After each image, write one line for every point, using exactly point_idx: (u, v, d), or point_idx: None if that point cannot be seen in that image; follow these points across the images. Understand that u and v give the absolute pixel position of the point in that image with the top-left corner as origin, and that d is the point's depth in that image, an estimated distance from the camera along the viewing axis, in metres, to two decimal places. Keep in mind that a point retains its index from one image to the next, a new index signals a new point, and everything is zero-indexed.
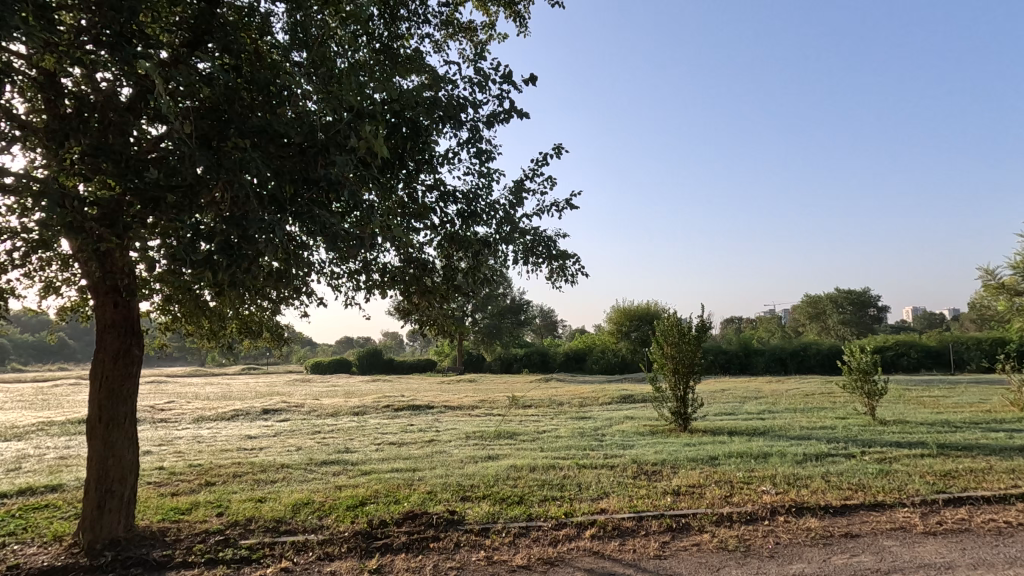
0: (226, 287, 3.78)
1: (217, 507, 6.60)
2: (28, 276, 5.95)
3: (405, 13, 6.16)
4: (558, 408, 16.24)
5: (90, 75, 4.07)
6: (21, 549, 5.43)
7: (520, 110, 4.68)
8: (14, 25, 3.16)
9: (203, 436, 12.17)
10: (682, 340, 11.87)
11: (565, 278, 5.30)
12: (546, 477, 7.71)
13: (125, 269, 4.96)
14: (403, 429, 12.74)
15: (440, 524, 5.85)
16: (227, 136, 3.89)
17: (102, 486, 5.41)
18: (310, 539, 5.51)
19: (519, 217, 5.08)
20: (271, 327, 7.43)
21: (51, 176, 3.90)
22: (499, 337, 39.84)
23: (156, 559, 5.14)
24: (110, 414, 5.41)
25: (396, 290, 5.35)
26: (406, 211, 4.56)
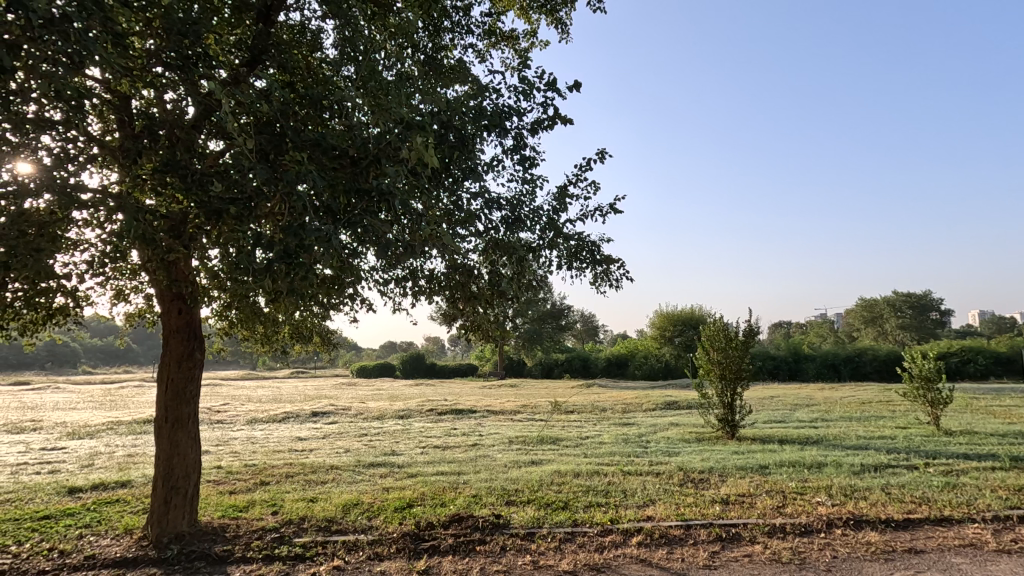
0: (284, 294, 3.95)
1: (272, 506, 6.86)
2: (101, 284, 6.37)
3: (449, 24, 6.32)
4: (601, 414, 16.09)
5: (159, 96, 4.36)
6: (96, 541, 5.80)
7: (564, 117, 4.70)
8: (95, 53, 3.42)
9: (257, 437, 12.65)
10: (729, 346, 11.57)
11: (610, 283, 5.28)
12: (590, 483, 7.66)
13: (189, 277, 5.24)
14: (447, 432, 12.90)
15: (486, 528, 5.90)
16: (284, 150, 4.07)
17: (169, 482, 5.72)
18: (360, 539, 5.66)
19: (563, 222, 5.09)
20: (321, 331, 7.68)
21: (124, 192, 4.18)
22: (541, 341, 39.80)
23: (217, 553, 5.40)
24: (176, 414, 5.72)
25: (442, 296, 5.43)
26: (453, 218, 4.63)
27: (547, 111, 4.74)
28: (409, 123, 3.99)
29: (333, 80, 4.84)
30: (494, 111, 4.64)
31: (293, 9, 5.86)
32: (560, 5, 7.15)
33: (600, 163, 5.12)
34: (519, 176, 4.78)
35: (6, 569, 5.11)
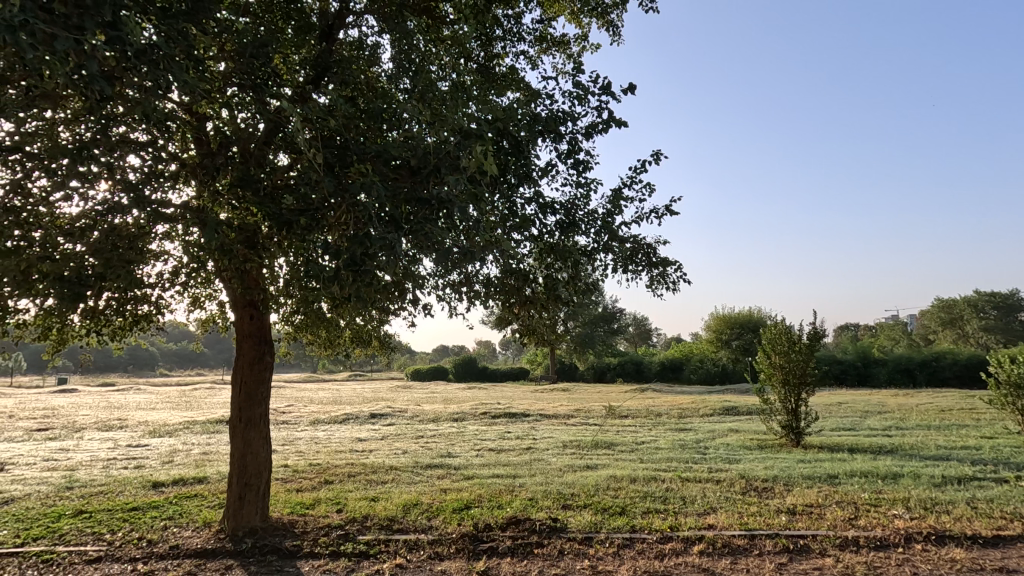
0: (349, 300, 4.14)
1: (336, 504, 7.14)
2: (180, 292, 6.83)
3: (500, 33, 6.42)
4: (657, 419, 15.79)
5: (234, 116, 4.66)
6: (179, 532, 6.21)
7: (619, 120, 4.68)
8: (179, 79, 3.68)
9: (319, 438, 13.15)
10: (792, 350, 11.07)
11: (665, 286, 5.23)
12: (648, 489, 7.53)
13: (260, 284, 5.55)
14: (501, 436, 12.98)
15: (544, 531, 5.92)
16: (348, 162, 4.26)
17: (242, 479, 6.05)
18: (421, 538, 5.81)
19: (617, 225, 5.07)
20: (380, 335, 7.91)
21: (203, 206, 4.48)
22: (592, 345, 39.44)
23: (287, 548, 5.67)
24: (249, 414, 6.06)
25: (496, 301, 5.49)
26: (508, 223, 4.69)
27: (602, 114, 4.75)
28: (468, 134, 4.09)
29: (391, 92, 5.02)
30: (548, 116, 4.70)
31: (352, 26, 6.12)
32: (611, 7, 7.11)
33: (655, 165, 5.08)
34: (574, 179, 4.81)
35: (102, 555, 5.56)
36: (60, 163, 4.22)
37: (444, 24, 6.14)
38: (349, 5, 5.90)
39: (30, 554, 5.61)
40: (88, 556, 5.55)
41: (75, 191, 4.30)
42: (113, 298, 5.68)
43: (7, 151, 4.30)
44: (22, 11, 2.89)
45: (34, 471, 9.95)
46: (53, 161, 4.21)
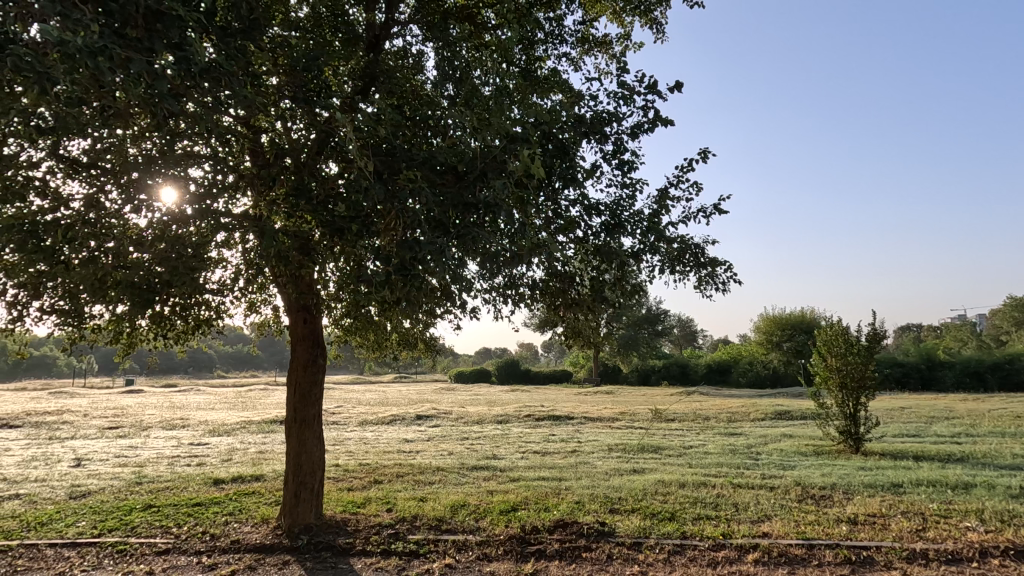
0: (399, 304, 4.23)
1: (386, 504, 7.29)
2: (237, 297, 7.15)
3: (542, 36, 6.44)
4: (705, 423, 15.42)
5: (287, 128, 4.85)
6: (239, 527, 6.48)
7: (665, 119, 4.62)
8: (238, 93, 3.85)
9: (367, 438, 13.46)
10: (849, 352, 10.59)
11: (715, 286, 5.12)
12: (698, 495, 7.35)
13: (313, 289, 5.75)
14: (546, 438, 12.96)
15: (592, 535, 5.88)
16: (397, 169, 4.37)
17: (298, 477, 6.26)
18: (469, 539, 5.87)
19: (664, 226, 5.00)
20: (425, 338, 8.04)
21: (259, 216, 4.67)
22: (636, 347, 38.85)
23: (341, 545, 5.84)
24: (303, 414, 6.28)
25: (541, 303, 5.49)
26: (554, 225, 4.69)
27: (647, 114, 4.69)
28: (515, 138, 4.11)
29: (436, 99, 5.10)
30: (593, 118, 4.68)
31: (396, 36, 6.27)
32: (654, 5, 7.01)
33: (703, 163, 4.96)
34: (619, 181, 4.76)
35: (170, 548, 5.87)
36: (130, 177, 4.50)
37: (486, 31, 6.21)
38: (395, 16, 6.04)
39: (106, 545, 5.97)
40: (157, 548, 5.87)
41: (144, 203, 4.58)
42: (178, 304, 6.00)
43: (84, 167, 4.63)
44: (100, 37, 3.09)
45: (107, 466, 10.61)
46: (124, 175, 4.50)
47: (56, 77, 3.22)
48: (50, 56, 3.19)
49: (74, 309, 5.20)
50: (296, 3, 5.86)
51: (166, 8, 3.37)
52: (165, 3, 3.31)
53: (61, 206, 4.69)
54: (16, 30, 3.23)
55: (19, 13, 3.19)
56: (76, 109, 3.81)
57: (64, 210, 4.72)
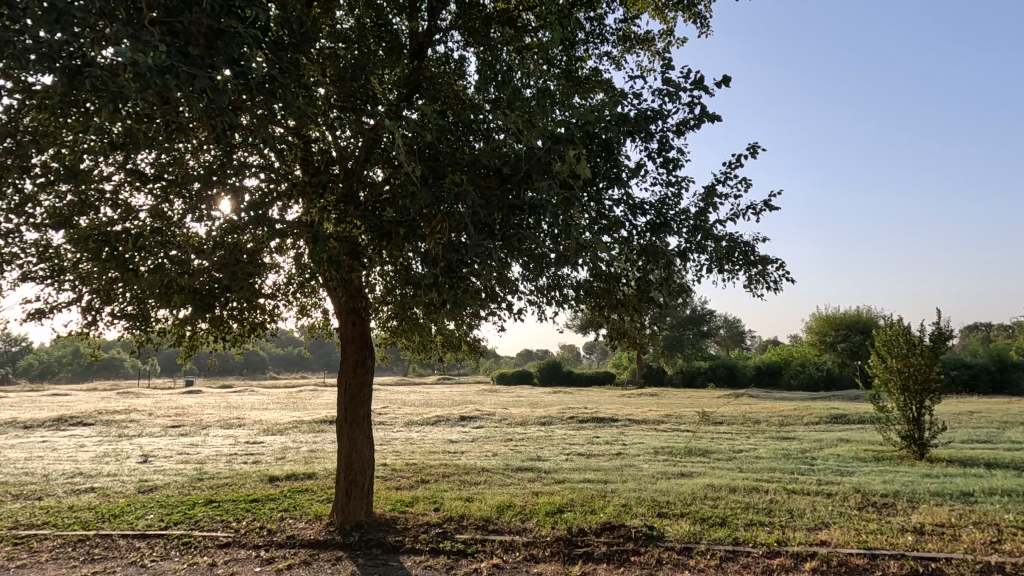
0: (446, 307, 4.29)
1: (433, 503, 7.40)
2: (289, 301, 7.42)
3: (583, 36, 6.42)
4: (756, 426, 14.95)
5: (335, 136, 5.01)
6: (294, 523, 6.72)
7: (712, 115, 4.52)
8: (290, 104, 4.01)
9: (414, 438, 13.69)
10: (913, 353, 10.03)
11: (766, 285, 4.98)
12: (750, 501, 7.13)
13: (361, 292, 5.90)
14: (590, 440, 12.86)
15: (640, 539, 5.80)
16: (442, 173, 4.43)
17: (349, 475, 6.44)
18: (516, 539, 5.89)
19: (712, 224, 4.89)
20: (469, 340, 8.13)
21: (311, 222, 4.85)
22: (681, 348, 37.99)
23: (391, 542, 5.97)
24: (353, 414, 6.45)
25: (585, 304, 5.46)
26: (598, 225, 4.66)
27: (694, 110, 4.60)
28: (560, 139, 4.10)
29: (478, 103, 5.16)
30: (638, 116, 4.62)
31: (439, 43, 6.38)
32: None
33: (752, 159, 4.83)
34: (664, 179, 4.69)
35: (231, 541, 6.14)
36: (191, 187, 4.75)
37: (526, 33, 6.24)
38: (437, 23, 6.15)
39: (172, 537, 6.31)
40: (219, 541, 6.15)
41: (204, 212, 4.82)
42: (235, 308, 6.27)
43: (150, 180, 4.91)
44: (167, 56, 3.27)
45: (171, 463, 11.20)
46: (186, 186, 4.75)
47: (127, 95, 3.43)
48: (122, 76, 3.40)
49: (142, 314, 5.52)
50: (342, 15, 6.05)
51: (225, 26, 3.53)
52: (224, 21, 3.48)
53: (130, 216, 5.00)
54: (92, 53, 3.47)
55: (94, 36, 3.42)
56: (144, 125, 4.05)
57: (133, 221, 5.03)
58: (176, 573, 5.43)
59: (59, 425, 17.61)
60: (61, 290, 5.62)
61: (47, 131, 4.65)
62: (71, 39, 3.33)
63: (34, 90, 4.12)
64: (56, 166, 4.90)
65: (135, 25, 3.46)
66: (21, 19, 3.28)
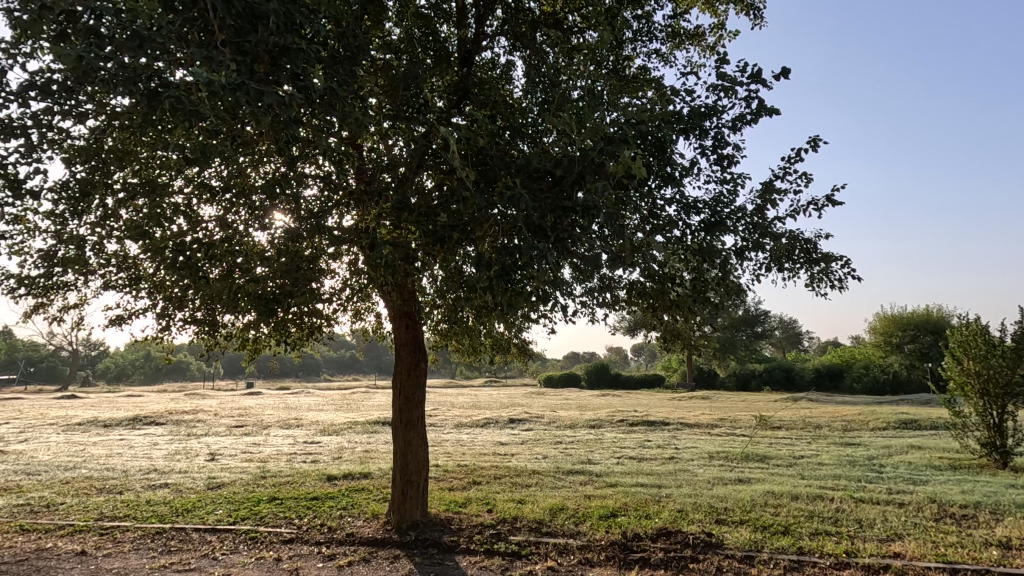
0: (499, 310, 4.33)
1: (486, 504, 7.46)
2: (344, 306, 7.67)
3: (631, 35, 6.35)
4: (817, 431, 14.31)
5: (388, 145, 5.15)
6: (353, 521, 6.92)
7: (771, 109, 4.38)
8: (348, 114, 4.15)
9: (464, 440, 13.86)
10: (992, 354, 9.33)
11: (830, 283, 4.79)
12: (814, 509, 6.84)
13: (414, 296, 6.03)
14: (642, 444, 12.65)
15: (698, 545, 5.66)
16: (493, 177, 4.47)
17: (405, 476, 6.57)
18: (570, 543, 5.86)
19: (771, 222, 4.72)
20: (518, 343, 8.14)
21: (366, 228, 4.98)
22: (735, 350, 36.81)
23: (447, 542, 6.06)
24: (408, 415, 6.60)
25: (638, 306, 5.38)
26: (652, 225, 4.59)
27: (751, 105, 4.46)
28: (612, 138, 4.05)
29: (527, 107, 5.18)
30: (691, 113, 4.53)
31: (486, 49, 6.46)
32: None
33: (813, 152, 4.64)
34: (719, 176, 4.58)
35: (294, 537, 6.38)
36: (254, 198, 4.98)
37: (573, 34, 6.23)
38: (484, 29, 6.23)
39: (241, 532, 6.61)
40: (283, 537, 6.41)
41: (266, 221, 5.05)
42: (295, 312, 6.52)
43: (217, 192, 5.19)
44: (237, 75, 3.46)
45: (236, 461, 11.75)
46: (249, 197, 4.99)
47: (202, 112, 3.64)
48: (198, 95, 3.62)
49: (211, 320, 5.83)
50: (392, 27, 6.22)
51: (290, 43, 3.70)
52: (289, 39, 3.65)
53: (199, 227, 5.30)
54: (169, 75, 3.70)
55: (170, 60, 3.65)
56: (214, 141, 4.29)
57: (202, 231, 5.33)
58: (245, 566, 5.68)
59: (135, 424, 18.78)
60: (139, 297, 6.00)
61: (127, 150, 5.00)
62: (151, 63, 3.57)
63: (117, 112, 4.43)
64: (134, 182, 5.24)
65: (209, 46, 3.67)
66: (107, 47, 3.55)
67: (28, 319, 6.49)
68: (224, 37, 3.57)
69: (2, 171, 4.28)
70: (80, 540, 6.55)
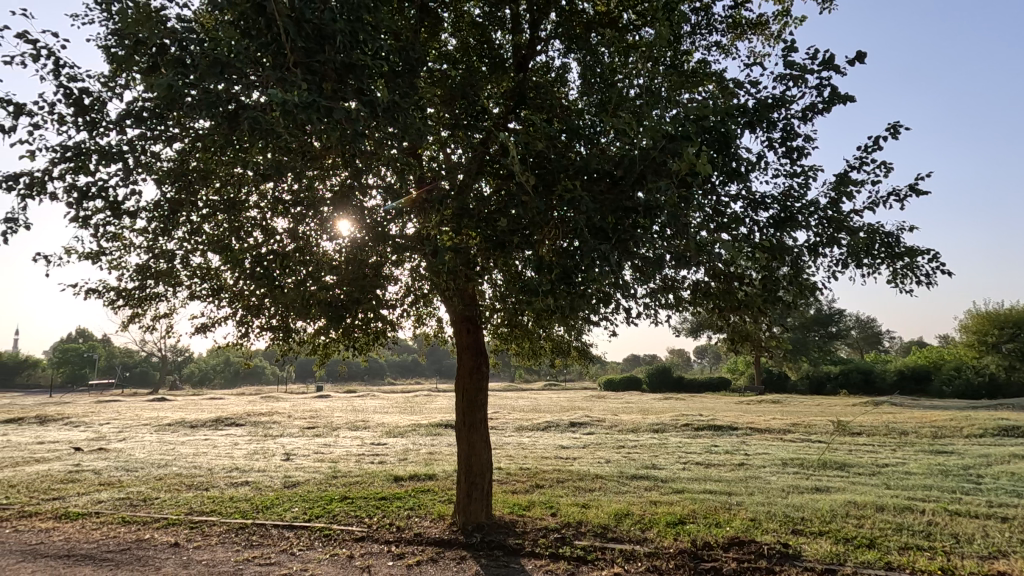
0: (561, 314, 4.31)
1: (550, 508, 7.44)
2: (407, 312, 7.89)
3: (689, 29, 6.20)
4: (902, 438, 13.34)
5: (447, 153, 5.27)
6: (420, 521, 7.08)
7: (845, 96, 4.16)
8: (411, 124, 4.29)
9: (525, 443, 13.90)
10: None
11: (915, 278, 4.48)
12: (903, 521, 6.38)
13: (474, 301, 6.14)
14: (709, 449, 12.24)
15: (775, 556, 5.40)
16: (552, 180, 4.49)
17: (469, 477, 6.67)
18: (637, 549, 5.75)
19: (847, 215, 4.47)
20: (578, 346, 8.08)
21: (427, 235, 5.11)
22: (807, 351, 34.98)
23: (512, 544, 6.09)
24: (471, 418, 6.70)
25: (703, 307, 5.22)
26: (716, 223, 4.45)
27: (823, 93, 4.25)
28: (673, 136, 3.98)
29: (583, 108, 5.16)
30: (758, 105, 4.37)
31: (540, 53, 6.48)
32: None
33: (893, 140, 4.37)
34: (789, 169, 4.39)
35: (365, 535, 6.60)
36: (322, 210, 5.22)
37: (628, 32, 6.14)
38: (538, 33, 6.26)
39: (316, 529, 6.91)
40: (354, 535, 6.64)
41: (333, 231, 5.27)
42: (361, 319, 6.78)
43: (289, 205, 5.48)
44: (308, 93, 3.63)
45: (309, 461, 12.32)
46: (317, 209, 5.23)
47: (276, 130, 3.86)
48: (272, 114, 3.84)
49: (285, 326, 6.15)
50: (448, 38, 6.36)
51: (356, 61, 3.86)
52: (355, 56, 3.81)
53: (272, 239, 5.60)
54: (247, 97, 3.95)
55: (247, 83, 3.89)
56: (286, 157, 4.54)
57: (276, 242, 5.65)
58: (321, 562, 5.93)
59: (217, 425, 20.07)
60: (221, 306, 6.42)
61: (208, 169, 5.38)
62: (230, 87, 3.82)
63: (199, 134, 4.78)
64: (216, 199, 5.62)
65: (281, 69, 3.89)
66: (192, 75, 3.83)
67: (125, 328, 7.09)
68: (296, 58, 3.78)
69: (103, 194, 4.71)
70: (173, 532, 7.06)
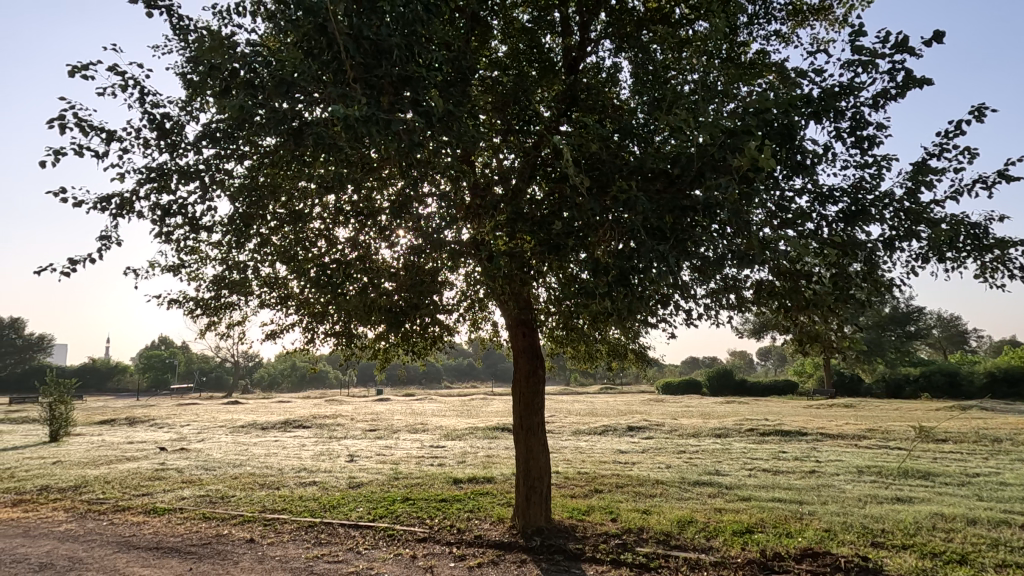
0: (618, 317, 4.24)
1: (610, 513, 7.33)
2: (463, 316, 8.01)
3: (746, 19, 6.00)
4: (994, 446, 12.31)
5: (500, 158, 5.33)
6: (479, 523, 7.15)
7: (922, 79, 3.90)
8: (463, 132, 4.36)
9: (583, 447, 13.78)
10: None
11: (1006, 272, 4.14)
12: (998, 536, 5.88)
13: (528, 304, 6.15)
14: (777, 456, 11.72)
15: (853, 570, 5.10)
16: (607, 182, 4.45)
17: (528, 481, 6.66)
18: (703, 558, 5.57)
19: (926, 205, 4.19)
20: (635, 348, 7.95)
21: (482, 240, 5.17)
22: (882, 352, 32.88)
23: (572, 549, 6.04)
24: (528, 421, 6.71)
25: (768, 306, 5.01)
26: (781, 219, 4.27)
27: (896, 77, 4.02)
28: (732, 131, 3.85)
29: (636, 107, 5.09)
30: (824, 94, 4.17)
31: (591, 54, 6.45)
32: None
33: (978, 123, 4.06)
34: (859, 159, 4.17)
35: (427, 536, 6.74)
36: (380, 219, 5.38)
37: (681, 27, 6.01)
38: (588, 34, 6.23)
39: (380, 529, 7.12)
40: (417, 535, 6.79)
41: (391, 238, 5.42)
42: (419, 323, 6.95)
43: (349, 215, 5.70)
44: (367, 107, 3.77)
45: (372, 462, 12.71)
46: (376, 217, 5.39)
47: (338, 144, 4.03)
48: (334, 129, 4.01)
49: (348, 332, 6.39)
50: (498, 44, 6.44)
51: (411, 73, 3.98)
52: (410, 68, 3.92)
53: (334, 248, 5.83)
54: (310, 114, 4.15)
55: (310, 100, 4.08)
56: (346, 169, 4.72)
57: (338, 250, 5.87)
58: (386, 561, 6.10)
59: (286, 427, 21.06)
60: (288, 313, 6.76)
61: (275, 183, 5.68)
62: (295, 105, 4.02)
63: (267, 151, 5.06)
64: (282, 212, 5.92)
65: (340, 85, 4.06)
66: (261, 95, 4.07)
67: (203, 335, 7.57)
68: (355, 74, 3.93)
69: (183, 211, 5.06)
70: (248, 529, 7.45)
